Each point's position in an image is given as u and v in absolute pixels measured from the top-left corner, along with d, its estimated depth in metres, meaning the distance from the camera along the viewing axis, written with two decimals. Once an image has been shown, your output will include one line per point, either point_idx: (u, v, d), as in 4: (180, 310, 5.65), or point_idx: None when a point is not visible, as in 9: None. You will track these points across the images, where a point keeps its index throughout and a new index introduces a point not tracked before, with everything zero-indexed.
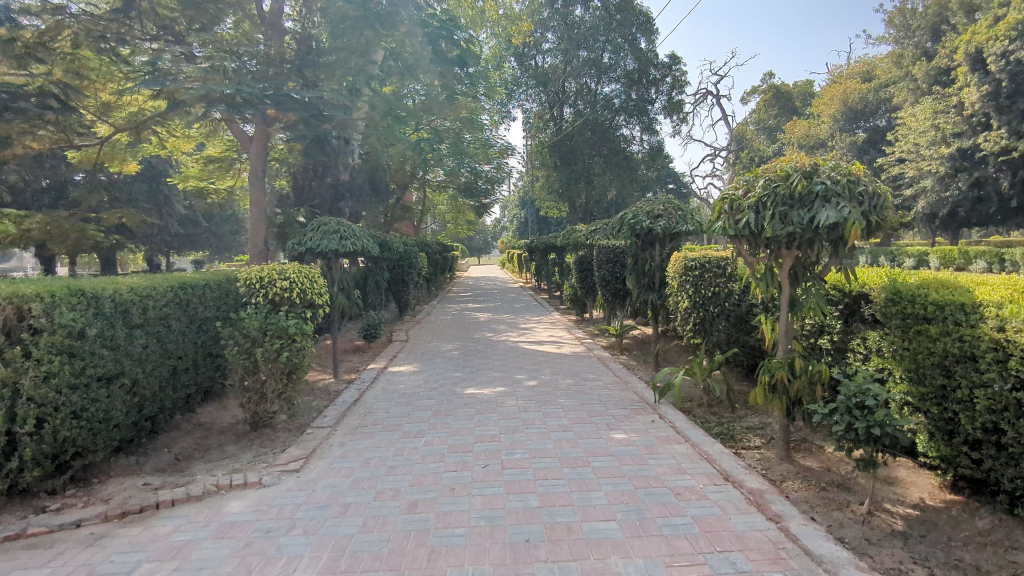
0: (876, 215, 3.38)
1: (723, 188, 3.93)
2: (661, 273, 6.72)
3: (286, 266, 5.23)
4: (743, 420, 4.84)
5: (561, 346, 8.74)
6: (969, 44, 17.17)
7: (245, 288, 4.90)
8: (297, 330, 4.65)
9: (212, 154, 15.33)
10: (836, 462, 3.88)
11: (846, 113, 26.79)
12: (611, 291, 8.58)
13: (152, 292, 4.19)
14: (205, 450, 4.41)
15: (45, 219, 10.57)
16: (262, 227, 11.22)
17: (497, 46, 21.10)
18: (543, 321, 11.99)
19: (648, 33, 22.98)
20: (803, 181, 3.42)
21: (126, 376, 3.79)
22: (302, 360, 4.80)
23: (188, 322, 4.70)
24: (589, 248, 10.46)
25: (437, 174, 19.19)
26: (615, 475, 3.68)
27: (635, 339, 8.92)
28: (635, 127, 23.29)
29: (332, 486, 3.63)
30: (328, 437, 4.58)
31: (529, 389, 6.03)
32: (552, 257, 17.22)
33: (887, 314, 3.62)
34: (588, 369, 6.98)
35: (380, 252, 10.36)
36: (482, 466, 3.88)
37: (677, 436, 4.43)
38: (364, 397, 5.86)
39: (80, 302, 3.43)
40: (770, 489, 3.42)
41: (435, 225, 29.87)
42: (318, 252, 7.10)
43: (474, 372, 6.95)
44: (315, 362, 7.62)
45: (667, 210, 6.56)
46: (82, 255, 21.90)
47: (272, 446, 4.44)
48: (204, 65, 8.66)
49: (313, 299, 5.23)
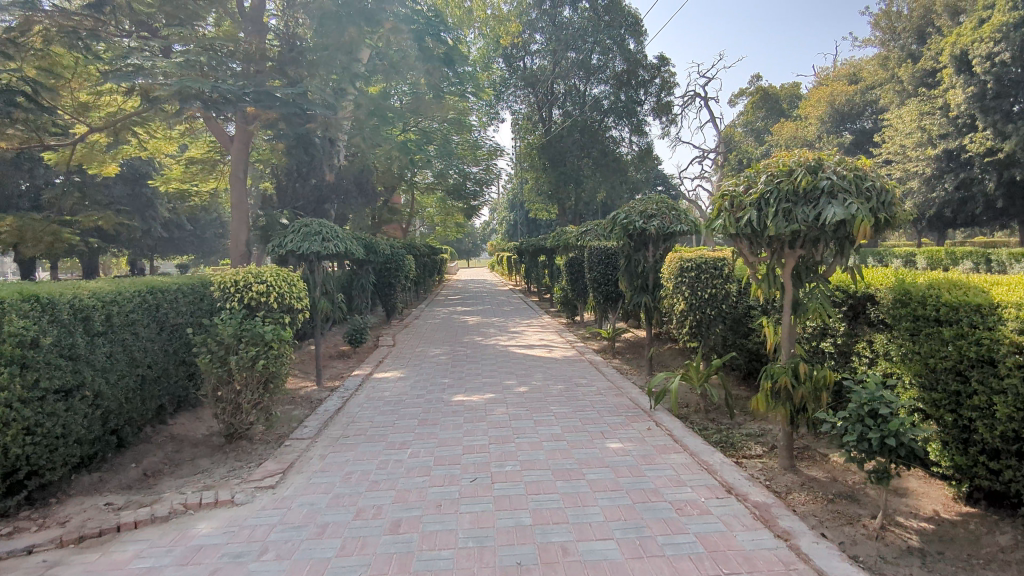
0: (885, 212, 3.19)
1: (723, 185, 3.73)
2: (655, 274, 6.49)
3: (262, 268, 4.98)
4: (743, 427, 4.65)
5: (552, 350, 8.52)
6: (955, 46, 17.24)
7: (219, 292, 4.65)
8: (275, 337, 4.40)
9: (195, 155, 14.99)
10: (842, 471, 3.70)
11: (832, 115, 27.14)
12: (602, 294, 8.38)
13: (117, 297, 3.93)
14: (176, 465, 4.15)
15: (15, 222, 10.17)
16: (244, 230, 10.89)
17: (485, 47, 20.88)
18: (534, 324, 11.79)
19: (636, 35, 22.84)
20: (807, 176, 3.24)
21: (88, 387, 3.54)
22: (280, 368, 4.54)
23: (158, 329, 4.45)
24: (580, 250, 10.27)
25: (425, 176, 18.98)
26: (611, 488, 3.47)
27: (627, 341, 8.75)
28: (624, 128, 23.25)
29: (309, 503, 3.40)
30: (307, 449, 4.33)
31: (520, 396, 5.79)
32: (542, 260, 17.07)
33: (895, 316, 3.45)
34: (581, 374, 6.77)
35: (366, 255, 10.10)
36: (471, 480, 3.66)
37: (674, 445, 4.23)
38: (348, 405, 5.62)
39: (34, 309, 3.17)
40: (775, 502, 3.23)
41: (424, 228, 29.65)
42: (300, 254, 6.82)
43: (463, 378, 6.71)
44: (297, 368, 7.33)
45: (661, 211, 6.39)
46: (62, 259, 21.43)
47: (248, 460, 4.19)
48: (179, 61, 8.21)
49: (292, 303, 4.98)
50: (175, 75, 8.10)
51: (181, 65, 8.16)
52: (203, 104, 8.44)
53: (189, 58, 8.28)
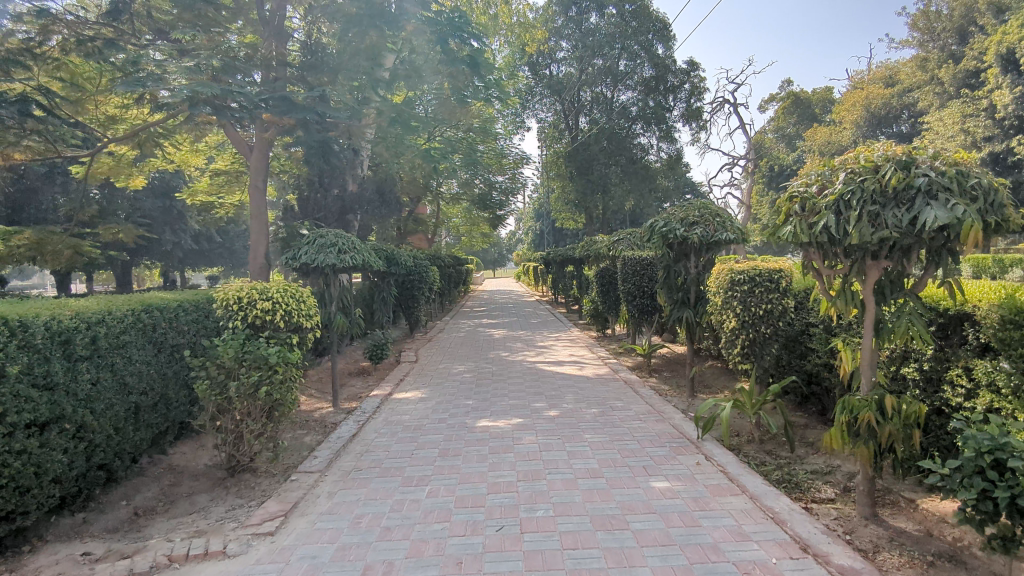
0: (996, 215, 2.59)
1: (791, 184, 3.18)
2: (697, 287, 5.95)
3: (268, 283, 4.58)
4: (806, 463, 4.06)
5: (583, 367, 7.98)
6: (1001, 45, 16.26)
7: (222, 310, 4.28)
8: (279, 360, 3.98)
9: (220, 167, 14.89)
10: (937, 522, 3.09)
11: (868, 119, 25.95)
12: (637, 308, 7.86)
13: (106, 317, 3.56)
14: (170, 502, 3.76)
15: (34, 234, 10.02)
16: (263, 241, 10.56)
17: (510, 56, 19.87)
18: (562, 338, 11.28)
19: (665, 40, 22.30)
20: (899, 173, 2.68)
21: (67, 420, 3.18)
22: (286, 395, 4.10)
23: (155, 352, 4.07)
24: (612, 260, 9.76)
25: (451, 186, 18.72)
26: (661, 542, 2.95)
27: (664, 358, 8.16)
28: (652, 136, 22.69)
29: (310, 556, 2.94)
30: (315, 486, 3.89)
31: (550, 422, 5.25)
32: (569, 270, 16.59)
33: (1008, 341, 2.84)
34: (616, 396, 6.20)
35: (387, 267, 9.72)
36: (496, 529, 3.15)
37: (730, 485, 3.68)
38: (364, 431, 5.19)
39: (1, 333, 2.79)
40: (864, 567, 2.66)
41: (450, 238, 29.49)
42: (315, 267, 6.42)
43: (488, 400, 6.20)
44: (313, 388, 6.91)
45: (704, 218, 5.86)
46: (95, 272, 21.71)
47: (249, 498, 3.77)
48: (191, 65, 7.90)
49: (300, 323, 4.56)
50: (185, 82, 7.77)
51: (191, 70, 7.77)
52: (213, 110, 8.12)
53: (200, 62, 7.95)
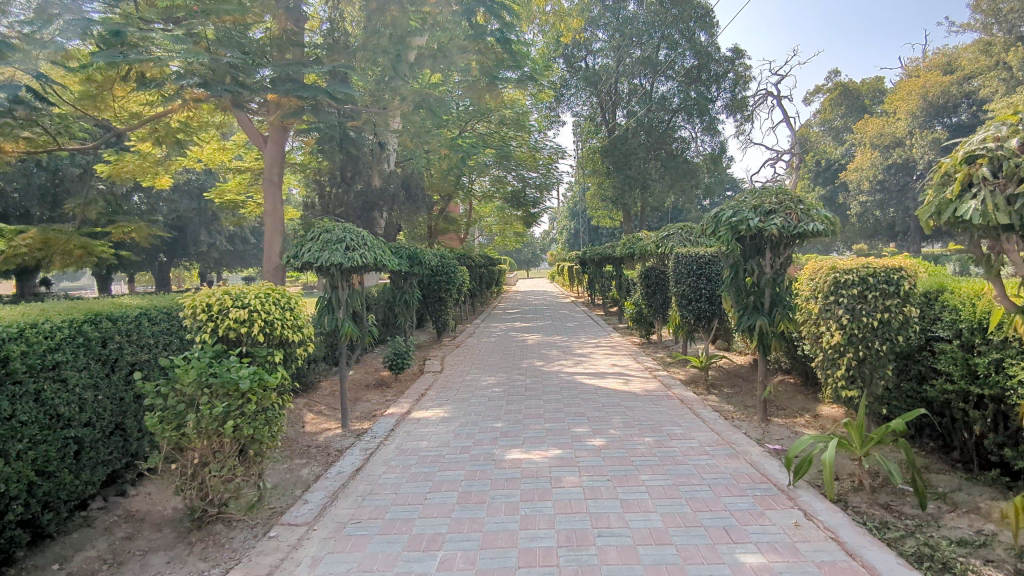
0: None
1: (968, 138, 2.23)
2: (772, 289, 4.93)
3: (248, 287, 3.75)
4: (946, 528, 3.00)
5: (629, 380, 6.98)
6: None
7: (190, 320, 3.47)
8: (253, 386, 3.14)
9: (246, 165, 14.25)
10: None
11: (925, 109, 23.44)
12: (693, 313, 6.84)
13: (26, 330, 2.76)
14: (117, 562, 2.95)
15: (41, 234, 9.45)
16: (278, 239, 9.77)
17: (545, 46, 18.82)
18: (604, 344, 10.28)
19: (708, 27, 20.61)
20: None
21: None
22: (263, 431, 3.26)
23: (104, 372, 3.29)
24: (660, 258, 8.75)
25: (483, 183, 17.94)
26: None
27: (721, 370, 7.10)
28: (695, 128, 21.15)
29: None
30: (298, 547, 3.03)
31: (596, 456, 4.28)
32: (609, 269, 15.53)
33: None
34: (674, 420, 5.19)
35: (411, 268, 8.90)
36: None
37: (849, 562, 2.69)
38: (370, 463, 4.34)
39: None
40: None
41: (485, 238, 28.71)
42: (322, 267, 5.60)
43: (521, 423, 5.25)
44: (323, 405, 6.10)
45: (783, 205, 4.79)
46: (130, 272, 21.54)
47: (215, 561, 2.94)
48: (178, 33, 6.99)
49: (287, 336, 3.73)
50: (171, 50, 6.85)
51: (180, 38, 6.87)
52: (203, 83, 7.27)
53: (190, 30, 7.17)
